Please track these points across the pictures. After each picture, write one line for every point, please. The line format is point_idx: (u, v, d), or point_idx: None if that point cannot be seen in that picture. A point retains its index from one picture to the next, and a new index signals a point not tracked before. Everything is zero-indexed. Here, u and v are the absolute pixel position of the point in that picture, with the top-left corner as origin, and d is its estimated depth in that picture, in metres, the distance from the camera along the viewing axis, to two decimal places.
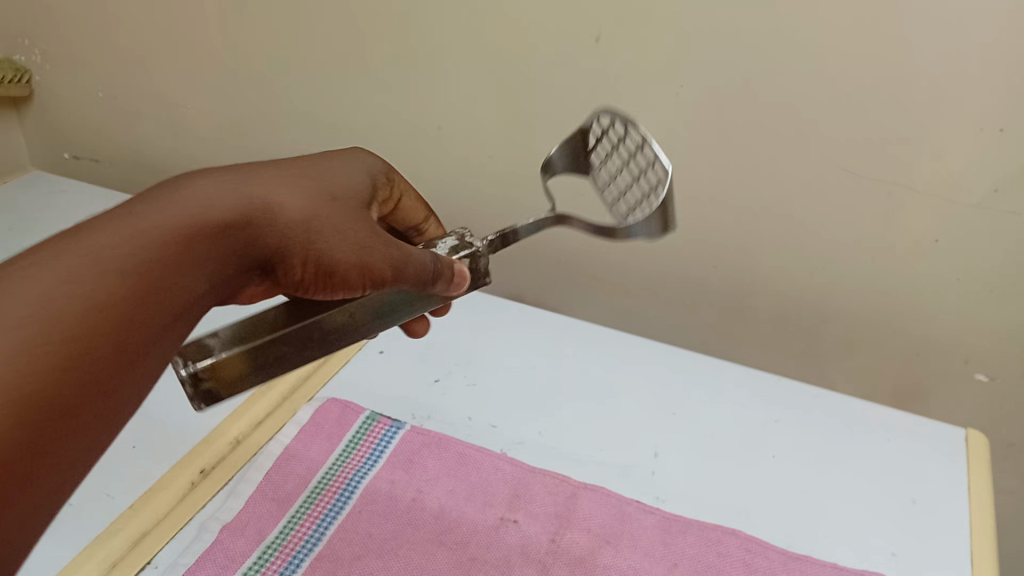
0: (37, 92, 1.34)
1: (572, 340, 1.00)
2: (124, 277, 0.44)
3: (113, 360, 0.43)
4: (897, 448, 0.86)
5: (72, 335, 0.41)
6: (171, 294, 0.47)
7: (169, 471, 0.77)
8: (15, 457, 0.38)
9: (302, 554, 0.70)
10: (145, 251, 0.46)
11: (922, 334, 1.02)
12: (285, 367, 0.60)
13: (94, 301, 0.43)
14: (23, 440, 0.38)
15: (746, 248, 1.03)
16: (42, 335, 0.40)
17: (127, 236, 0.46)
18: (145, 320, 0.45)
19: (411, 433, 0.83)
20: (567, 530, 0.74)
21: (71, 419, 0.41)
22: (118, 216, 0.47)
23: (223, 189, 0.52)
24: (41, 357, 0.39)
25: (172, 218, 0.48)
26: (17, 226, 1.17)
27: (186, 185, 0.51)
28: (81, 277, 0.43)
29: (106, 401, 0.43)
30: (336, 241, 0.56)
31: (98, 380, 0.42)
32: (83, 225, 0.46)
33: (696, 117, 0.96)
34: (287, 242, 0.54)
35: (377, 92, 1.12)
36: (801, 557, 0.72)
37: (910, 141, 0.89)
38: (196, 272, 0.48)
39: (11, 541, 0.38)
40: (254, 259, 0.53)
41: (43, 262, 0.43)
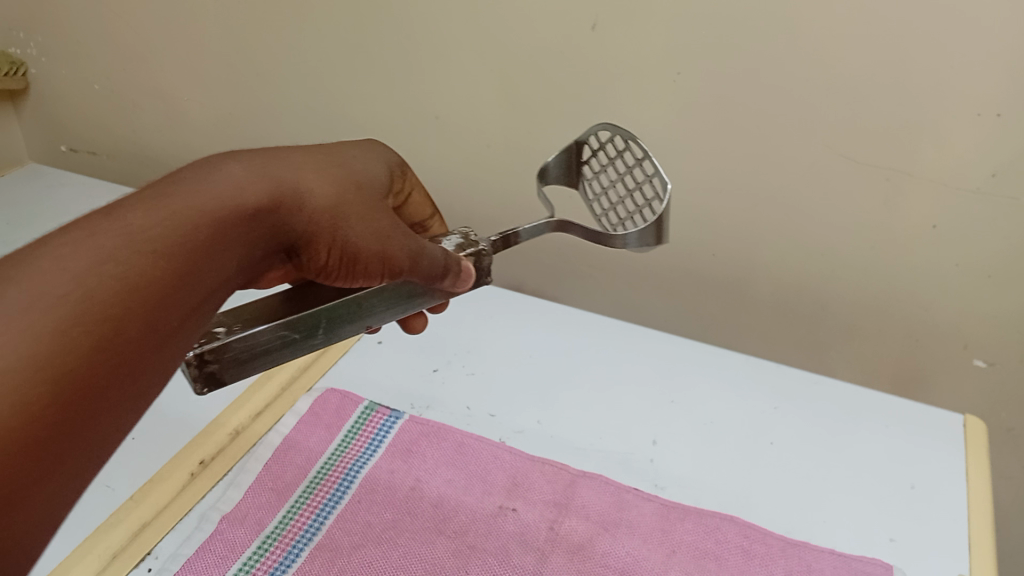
0: (35, 84, 1.33)
1: (571, 329, 1.00)
2: (161, 257, 0.42)
3: (147, 341, 0.41)
4: (896, 435, 0.86)
5: (103, 316, 0.39)
6: (206, 278, 0.45)
7: (169, 462, 0.77)
8: (36, 440, 0.36)
9: (302, 543, 0.70)
10: (184, 233, 0.44)
11: (920, 321, 1.02)
12: (286, 354, 0.60)
13: (131, 282, 0.40)
14: (55, 421, 0.36)
15: (745, 236, 1.03)
16: (78, 316, 0.38)
17: (163, 216, 0.44)
18: (179, 302, 0.43)
19: (410, 423, 0.83)
20: (567, 518, 0.74)
21: (101, 402, 0.39)
22: (152, 195, 0.45)
23: (257, 171, 0.50)
24: (77, 338, 0.38)
25: (209, 199, 0.46)
26: (16, 219, 1.17)
27: (221, 165, 0.49)
28: (117, 256, 0.41)
29: (135, 385, 0.41)
30: (361, 229, 0.55)
31: (130, 362, 0.40)
32: (113, 204, 0.44)
33: (694, 105, 0.95)
34: (315, 228, 0.53)
35: (374, 81, 1.11)
36: (799, 543, 0.72)
37: (910, 126, 0.88)
38: (231, 255, 0.47)
39: (27, 536, 0.36)
40: (282, 244, 0.52)
41: (77, 239, 0.40)
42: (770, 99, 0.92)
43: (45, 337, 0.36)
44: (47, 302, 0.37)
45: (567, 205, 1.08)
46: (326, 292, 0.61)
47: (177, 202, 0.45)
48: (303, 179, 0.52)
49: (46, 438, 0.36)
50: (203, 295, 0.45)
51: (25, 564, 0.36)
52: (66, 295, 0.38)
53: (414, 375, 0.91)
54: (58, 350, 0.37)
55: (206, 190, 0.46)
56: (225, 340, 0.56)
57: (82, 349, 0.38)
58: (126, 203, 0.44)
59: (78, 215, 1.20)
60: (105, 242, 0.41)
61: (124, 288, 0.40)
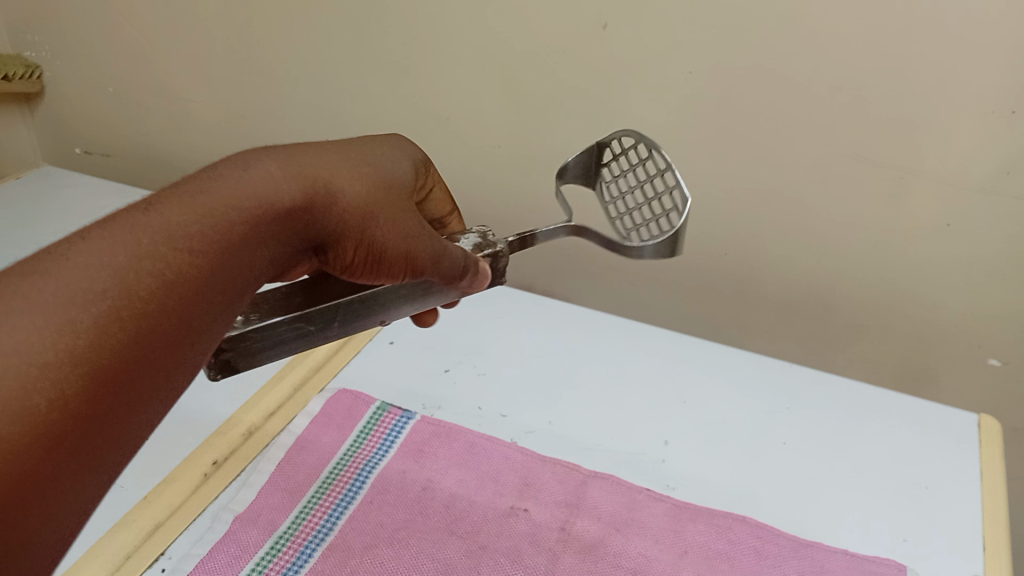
0: (48, 87, 1.34)
1: (582, 328, 1.00)
2: (196, 254, 0.43)
3: (179, 336, 0.41)
4: (909, 435, 0.85)
5: (141, 312, 0.39)
6: (238, 275, 0.45)
7: (182, 463, 0.78)
8: (69, 436, 0.36)
9: (314, 544, 0.70)
10: (220, 229, 0.44)
11: (933, 319, 1.01)
12: (303, 346, 0.60)
13: (168, 279, 0.41)
14: (87, 415, 0.37)
15: (756, 236, 1.03)
16: (115, 312, 0.38)
17: (200, 212, 0.44)
18: (211, 299, 0.43)
19: (421, 423, 0.83)
20: (578, 518, 0.74)
21: (132, 396, 0.39)
22: (189, 189, 0.45)
23: (293, 166, 0.50)
24: (113, 334, 0.38)
25: (246, 196, 0.46)
26: (30, 221, 1.18)
27: (258, 160, 0.49)
28: (153, 253, 0.41)
29: (166, 380, 0.41)
30: (389, 228, 0.55)
31: (162, 356, 0.41)
32: (149, 198, 0.44)
33: (704, 104, 0.95)
34: (345, 227, 0.53)
35: (384, 82, 1.11)
36: (811, 544, 0.72)
37: (922, 124, 0.88)
38: (263, 252, 0.47)
39: (56, 527, 0.37)
40: (313, 240, 0.52)
41: (115, 234, 0.41)
42: (780, 98, 0.91)
43: (80, 335, 0.37)
44: (86, 297, 0.38)
45: (576, 205, 1.08)
46: (345, 287, 0.62)
47: (213, 197, 0.45)
48: (336, 176, 0.52)
49: (79, 433, 0.37)
50: (235, 291, 0.45)
51: (52, 560, 0.37)
52: (104, 292, 0.38)
53: (426, 375, 0.91)
54: (93, 347, 0.37)
55: (240, 185, 0.47)
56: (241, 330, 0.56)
57: (120, 345, 0.38)
58: (164, 196, 0.44)
59: (91, 216, 1.21)
60: (140, 238, 0.41)
61: (160, 285, 0.40)
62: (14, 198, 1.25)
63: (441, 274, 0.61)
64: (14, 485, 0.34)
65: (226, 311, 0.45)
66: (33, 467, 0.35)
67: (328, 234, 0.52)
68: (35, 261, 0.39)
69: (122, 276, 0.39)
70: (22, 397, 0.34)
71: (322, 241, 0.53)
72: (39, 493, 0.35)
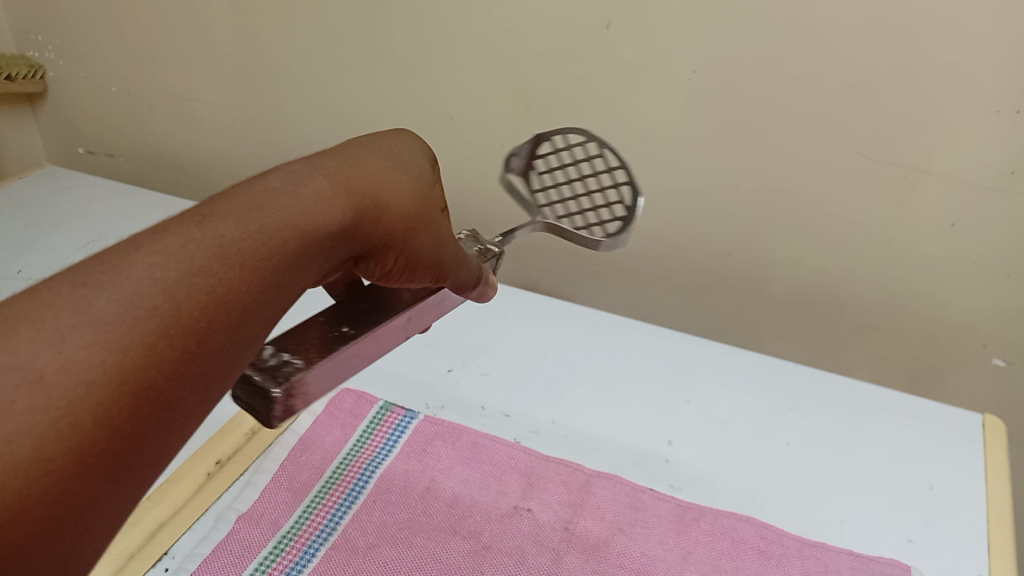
0: (53, 87, 1.34)
1: (586, 328, 1.00)
2: (244, 271, 0.42)
3: (224, 352, 0.41)
4: (914, 435, 0.85)
5: (188, 331, 0.39)
6: (284, 290, 0.45)
7: (186, 462, 0.77)
8: (111, 454, 0.36)
9: (318, 543, 0.70)
10: (270, 245, 0.44)
11: (938, 319, 1.01)
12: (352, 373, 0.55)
13: (218, 297, 0.41)
14: (133, 431, 0.37)
15: (761, 235, 1.03)
16: (165, 330, 0.38)
17: (250, 226, 0.44)
18: (258, 315, 0.43)
19: (425, 423, 0.83)
20: (581, 518, 0.74)
21: (179, 409, 0.39)
22: (244, 200, 0.45)
23: (350, 178, 0.49)
24: (161, 352, 0.38)
25: (299, 210, 0.46)
26: (34, 220, 1.18)
27: (314, 168, 0.48)
28: (204, 269, 0.41)
29: (210, 393, 0.41)
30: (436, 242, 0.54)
31: (207, 372, 0.41)
32: (202, 208, 0.44)
33: (708, 103, 0.95)
34: (399, 241, 0.51)
35: (388, 81, 1.12)
36: (815, 544, 0.72)
37: (927, 123, 0.88)
38: (311, 267, 0.47)
39: (98, 533, 0.37)
40: (360, 254, 0.51)
41: (169, 247, 0.40)
42: (785, 97, 0.91)
43: (127, 354, 0.37)
44: (136, 314, 0.38)
45: None
46: (374, 302, 0.57)
47: (267, 212, 0.45)
48: (396, 186, 0.50)
49: (122, 450, 0.37)
50: (280, 307, 0.45)
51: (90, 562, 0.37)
52: (153, 309, 0.38)
53: (429, 375, 0.91)
54: (139, 365, 0.37)
55: (295, 198, 0.46)
56: (309, 364, 0.50)
57: (167, 363, 0.38)
58: (219, 207, 0.44)
59: (95, 216, 1.21)
60: (191, 253, 0.41)
61: (206, 303, 0.40)
62: (19, 196, 1.25)
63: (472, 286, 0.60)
64: (54, 503, 0.34)
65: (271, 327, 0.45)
66: (73, 486, 0.35)
67: (379, 248, 0.51)
68: (90, 270, 0.38)
69: (170, 294, 0.39)
70: (68, 415, 0.35)
71: (370, 256, 0.52)
72: (78, 510, 0.35)
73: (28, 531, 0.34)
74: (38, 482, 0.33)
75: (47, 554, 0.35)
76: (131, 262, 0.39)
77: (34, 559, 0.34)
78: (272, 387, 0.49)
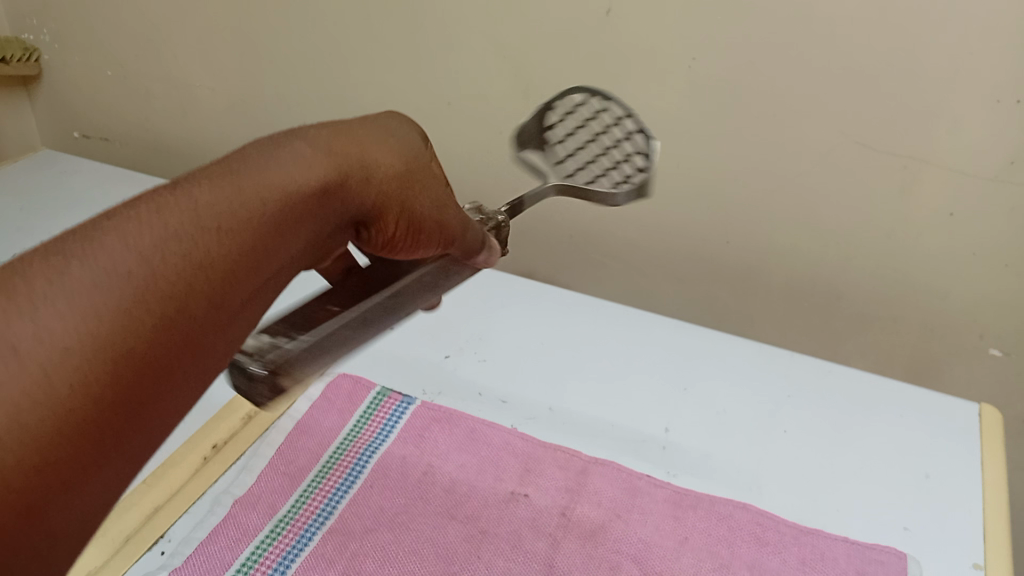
0: (48, 71, 1.34)
1: (584, 316, 0.99)
2: (223, 235, 0.42)
3: (207, 317, 0.41)
4: (912, 425, 0.85)
5: (168, 295, 0.39)
6: (270, 255, 0.45)
7: (183, 446, 0.77)
8: (91, 423, 0.36)
9: (314, 527, 0.70)
10: (248, 209, 0.44)
11: (936, 308, 1.01)
12: (332, 355, 0.57)
13: (195, 261, 0.41)
14: (115, 398, 0.37)
15: (761, 224, 1.02)
16: (141, 295, 0.38)
17: (230, 192, 0.44)
18: (241, 279, 0.43)
19: (422, 408, 0.83)
20: (578, 504, 0.74)
21: (163, 376, 0.39)
22: (218, 172, 0.45)
23: (322, 147, 0.49)
24: (141, 317, 0.38)
25: (276, 175, 0.46)
26: (30, 204, 1.18)
27: (287, 140, 0.49)
28: (180, 234, 0.41)
29: (195, 361, 0.41)
30: (428, 200, 0.55)
31: (190, 338, 0.40)
32: (178, 182, 0.44)
33: (708, 90, 0.95)
34: (383, 201, 0.52)
35: (386, 67, 1.11)
36: (813, 531, 0.72)
37: (927, 113, 0.87)
38: (297, 232, 0.47)
39: (87, 508, 0.36)
40: (346, 220, 0.51)
41: (144, 216, 0.41)
42: (785, 85, 0.91)
43: (100, 321, 0.36)
44: (110, 280, 0.37)
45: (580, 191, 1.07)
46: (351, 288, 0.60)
47: (240, 179, 0.45)
48: (368, 152, 0.52)
49: (102, 422, 0.36)
50: (265, 273, 0.45)
51: (81, 539, 0.37)
52: (124, 274, 0.38)
53: (426, 361, 0.91)
54: (113, 331, 0.37)
55: (267, 166, 0.46)
56: (295, 346, 0.53)
57: (146, 330, 0.38)
58: (192, 179, 0.44)
59: (90, 200, 1.20)
60: (163, 220, 0.41)
61: (183, 267, 0.40)
62: (14, 179, 1.24)
63: (468, 253, 0.61)
64: (36, 478, 0.34)
65: (256, 292, 0.45)
66: (56, 457, 0.34)
67: (364, 211, 0.52)
68: (65, 242, 0.38)
69: (143, 260, 0.39)
70: (44, 383, 0.34)
71: (360, 219, 0.52)
72: (64, 485, 0.35)
73: (12, 507, 0.33)
74: (17, 452, 0.33)
75: (36, 532, 0.34)
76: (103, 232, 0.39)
77: (21, 538, 0.33)
78: (256, 365, 0.50)
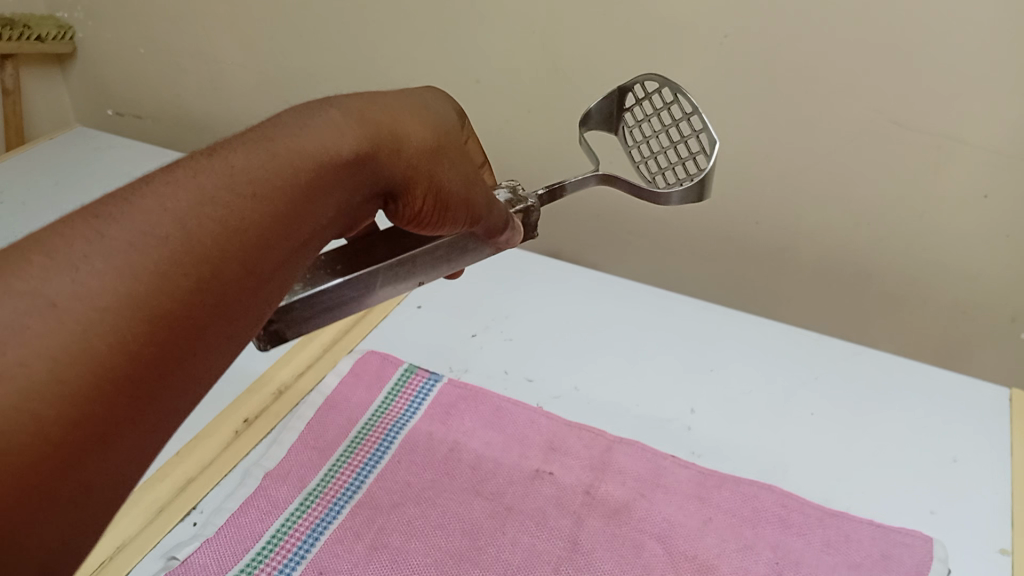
0: (82, 48, 1.35)
1: (609, 296, 0.99)
2: (257, 201, 0.43)
3: (240, 282, 0.42)
4: (940, 408, 0.85)
5: (202, 258, 0.40)
6: (301, 222, 0.46)
7: (214, 419, 0.79)
8: (127, 380, 0.37)
9: (343, 501, 0.71)
10: (282, 176, 0.45)
11: (967, 291, 1.00)
12: (347, 309, 0.61)
13: (228, 226, 0.41)
14: (151, 358, 0.38)
15: (790, 205, 1.02)
16: (177, 257, 0.39)
17: (263, 159, 0.45)
18: (273, 245, 0.44)
19: (449, 385, 0.83)
20: (603, 482, 0.74)
21: (197, 338, 0.40)
22: (252, 138, 0.46)
23: (351, 118, 0.50)
24: (177, 279, 0.39)
25: (309, 143, 0.47)
26: (65, 180, 1.19)
27: (321, 109, 0.50)
28: (214, 200, 0.42)
29: (228, 324, 0.42)
30: (454, 175, 0.54)
31: (224, 302, 0.41)
32: (214, 148, 0.45)
33: (740, 68, 0.94)
34: (413, 173, 0.52)
35: (416, 43, 1.11)
36: (837, 514, 0.72)
37: (963, 92, 0.86)
38: (328, 200, 0.47)
39: (122, 464, 0.38)
40: (375, 191, 0.52)
41: (179, 181, 0.41)
42: (819, 64, 0.90)
43: (137, 282, 0.37)
44: (146, 241, 0.38)
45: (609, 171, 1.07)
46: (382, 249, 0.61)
47: (270, 146, 0.45)
48: (400, 125, 0.52)
49: (137, 380, 0.37)
50: (297, 239, 0.46)
51: (115, 493, 0.38)
52: (157, 238, 0.39)
53: (453, 339, 0.91)
54: (145, 293, 0.38)
55: (296, 133, 0.47)
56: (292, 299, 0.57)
57: (181, 291, 0.39)
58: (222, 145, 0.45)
59: (124, 177, 1.22)
60: (193, 187, 0.42)
61: (214, 233, 0.41)
62: (49, 156, 1.26)
63: (491, 232, 0.61)
64: (73, 430, 0.35)
65: (288, 259, 0.45)
66: (91, 412, 0.35)
67: (395, 182, 0.52)
68: (104, 203, 0.40)
69: (175, 225, 0.40)
70: (81, 339, 0.35)
71: (390, 191, 0.53)
72: (95, 441, 0.36)
73: (55, 451, 0.34)
74: (54, 405, 0.34)
75: (69, 481, 0.35)
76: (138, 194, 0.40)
77: (55, 486, 0.35)
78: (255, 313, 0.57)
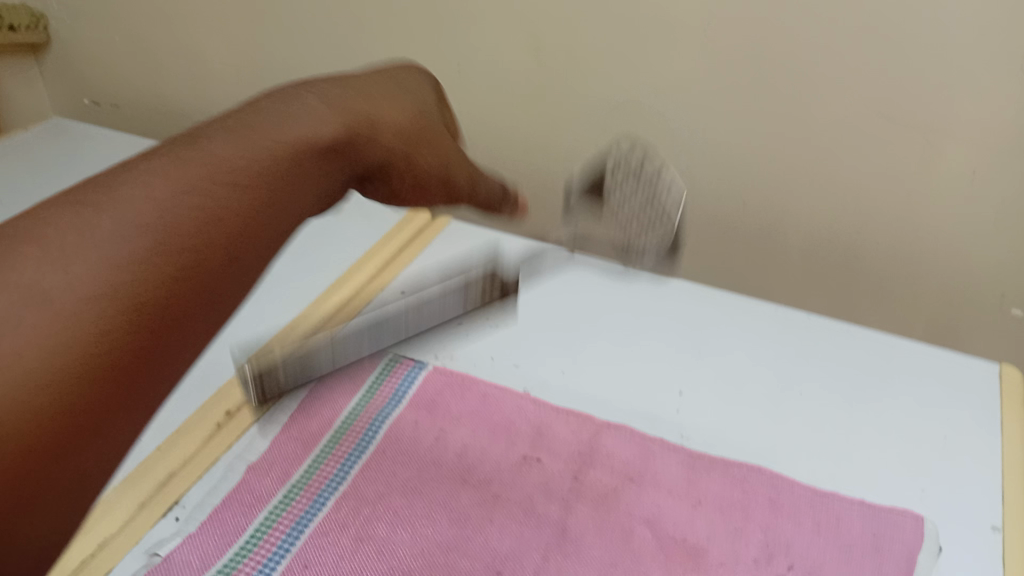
0: (57, 38, 1.33)
1: (597, 279, 0.98)
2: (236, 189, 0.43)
3: (223, 268, 0.42)
4: (931, 386, 0.84)
5: (180, 249, 0.40)
6: (282, 208, 0.45)
7: (195, 415, 0.76)
8: (117, 367, 0.36)
9: (326, 494, 0.67)
10: (262, 163, 0.44)
11: (957, 270, 0.99)
12: None
13: (205, 215, 0.41)
14: (139, 345, 0.37)
15: (777, 185, 1.01)
16: (154, 248, 0.39)
17: (243, 145, 0.44)
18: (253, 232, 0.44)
19: (433, 373, 0.80)
20: (591, 469, 0.71)
21: (184, 325, 0.40)
22: (232, 124, 0.45)
23: (329, 99, 0.49)
24: (156, 269, 0.39)
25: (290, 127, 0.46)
26: (42, 172, 1.17)
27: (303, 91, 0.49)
28: (191, 189, 0.41)
29: (213, 312, 0.42)
30: (433, 157, 0.54)
31: (208, 288, 0.41)
32: (191, 136, 0.45)
33: (725, 48, 0.92)
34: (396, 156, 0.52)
35: (397, 27, 1.09)
36: (827, 493, 0.68)
37: (951, 60, 0.84)
38: (310, 185, 0.47)
39: (118, 452, 0.37)
40: (359, 175, 0.51)
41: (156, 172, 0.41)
42: (805, 41, 0.88)
43: (124, 274, 0.38)
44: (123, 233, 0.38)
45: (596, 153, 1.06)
46: None
47: (253, 131, 0.45)
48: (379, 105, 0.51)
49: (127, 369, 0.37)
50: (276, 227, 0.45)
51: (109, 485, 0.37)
52: (144, 230, 0.39)
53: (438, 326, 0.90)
54: (134, 283, 0.38)
55: (276, 118, 0.46)
56: None
57: (161, 281, 0.39)
58: (204, 133, 0.45)
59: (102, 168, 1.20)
60: (180, 176, 0.42)
61: (199, 222, 0.41)
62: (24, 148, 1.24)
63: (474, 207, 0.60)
64: (69, 418, 0.34)
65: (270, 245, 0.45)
66: (85, 402, 0.35)
67: (379, 166, 0.52)
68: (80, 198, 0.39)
69: (161, 217, 0.40)
70: (71, 328, 0.35)
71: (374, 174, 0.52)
72: (87, 432, 0.35)
73: (47, 439, 0.33)
74: (46, 397, 0.33)
75: (68, 469, 0.34)
76: (125, 187, 0.40)
77: (49, 475, 0.33)
78: None
